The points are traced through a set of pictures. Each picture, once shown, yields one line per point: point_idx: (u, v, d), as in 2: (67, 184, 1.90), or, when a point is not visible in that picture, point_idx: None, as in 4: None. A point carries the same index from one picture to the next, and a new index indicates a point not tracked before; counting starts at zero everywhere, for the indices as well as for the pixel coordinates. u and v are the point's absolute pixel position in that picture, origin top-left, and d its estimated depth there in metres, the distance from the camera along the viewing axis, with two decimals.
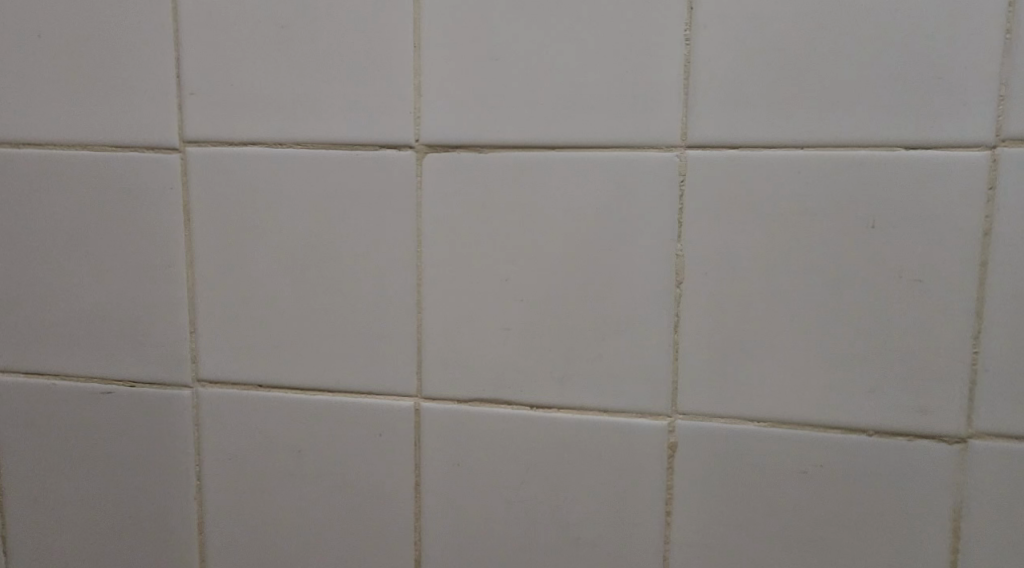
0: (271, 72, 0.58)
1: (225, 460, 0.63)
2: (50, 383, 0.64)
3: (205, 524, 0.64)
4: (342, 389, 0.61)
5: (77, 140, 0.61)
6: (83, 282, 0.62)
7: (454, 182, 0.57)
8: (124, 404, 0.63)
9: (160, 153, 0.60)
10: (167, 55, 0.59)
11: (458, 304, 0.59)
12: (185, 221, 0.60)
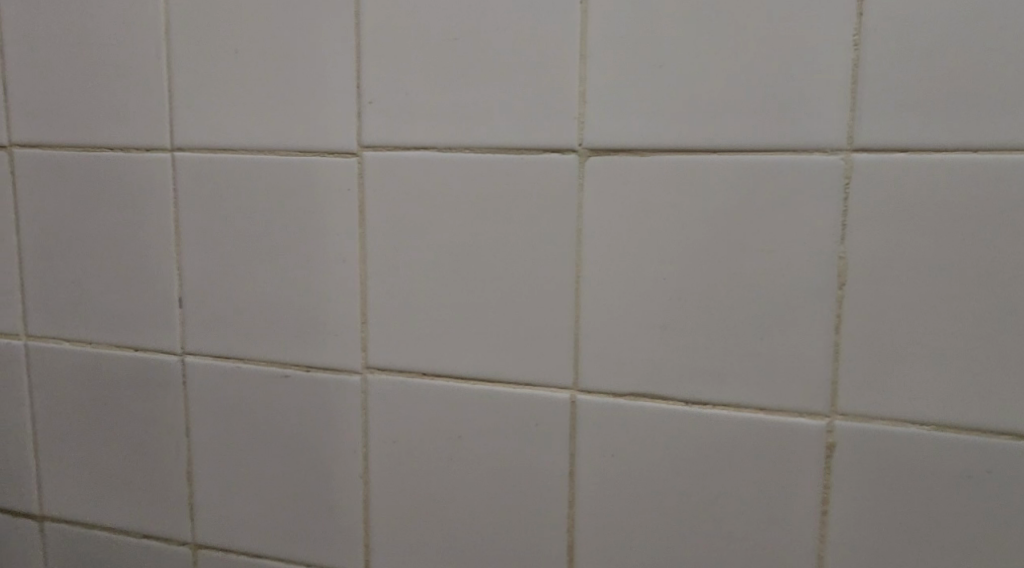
0: (443, 81, 0.62)
1: (390, 441, 0.67)
2: (235, 366, 0.70)
3: (370, 502, 0.68)
4: (500, 380, 0.64)
5: (267, 146, 0.66)
6: (267, 274, 0.68)
7: (615, 184, 0.60)
8: (300, 387, 0.69)
9: (340, 156, 0.65)
10: (348, 68, 0.64)
11: (616, 302, 0.61)
12: (360, 219, 0.65)
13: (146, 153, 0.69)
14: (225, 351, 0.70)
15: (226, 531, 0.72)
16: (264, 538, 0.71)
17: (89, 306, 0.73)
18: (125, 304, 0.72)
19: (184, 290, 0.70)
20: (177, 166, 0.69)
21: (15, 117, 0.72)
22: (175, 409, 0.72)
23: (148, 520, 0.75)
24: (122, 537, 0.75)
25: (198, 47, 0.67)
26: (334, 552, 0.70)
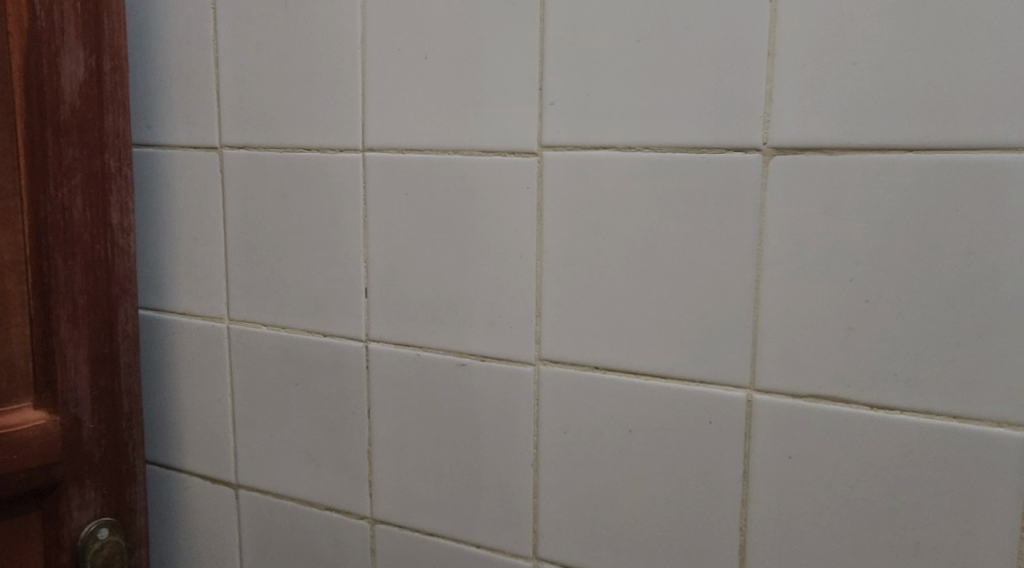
0: (626, 82, 0.63)
1: (561, 432, 0.69)
2: (415, 353, 0.74)
3: (540, 489, 0.70)
4: (674, 376, 0.65)
5: (450, 145, 0.70)
6: (447, 268, 0.71)
7: (804, 183, 0.60)
8: (475, 376, 0.71)
9: (521, 156, 0.67)
10: (531, 70, 0.66)
11: (800, 302, 0.61)
12: (538, 216, 0.67)
13: (340, 153, 0.74)
14: (406, 340, 0.74)
15: (402, 509, 0.76)
16: (437, 518, 0.75)
17: (285, 294, 0.79)
18: (317, 293, 0.77)
19: (370, 281, 0.75)
20: (367, 165, 0.73)
21: (227, 120, 0.79)
22: (358, 392, 0.77)
23: (331, 495, 0.80)
24: (307, 509, 0.81)
25: (389, 53, 0.71)
26: (503, 536, 0.72)
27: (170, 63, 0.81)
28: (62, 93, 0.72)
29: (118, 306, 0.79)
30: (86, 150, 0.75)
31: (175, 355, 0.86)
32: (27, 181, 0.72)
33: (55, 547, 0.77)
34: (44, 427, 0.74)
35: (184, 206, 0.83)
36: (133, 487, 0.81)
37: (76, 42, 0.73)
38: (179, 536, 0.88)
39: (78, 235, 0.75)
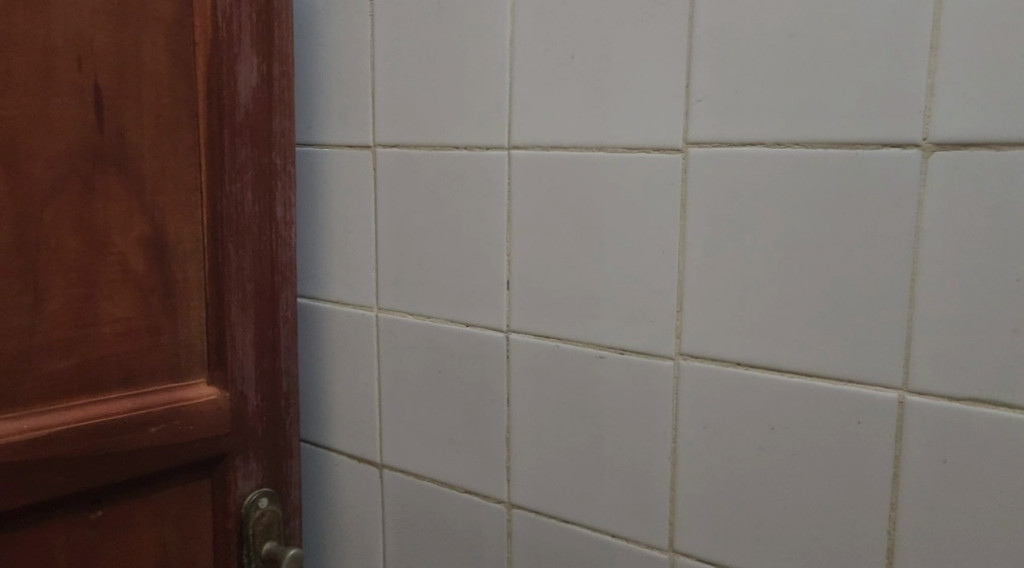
0: (776, 79, 0.63)
1: (701, 427, 0.70)
2: (555, 346, 0.76)
3: (677, 483, 0.71)
4: (819, 374, 0.64)
5: (595, 143, 0.71)
6: (589, 263, 0.73)
7: (965, 180, 0.59)
8: (615, 369, 0.73)
9: (666, 153, 0.68)
10: (678, 69, 0.67)
11: (956, 301, 0.59)
12: (682, 213, 0.68)
13: (487, 150, 0.77)
14: (547, 332, 0.76)
15: (539, 496, 0.79)
16: (573, 507, 0.77)
17: (432, 286, 0.83)
18: (462, 286, 0.81)
19: (513, 275, 0.77)
20: (512, 163, 0.76)
21: (381, 120, 0.84)
22: (499, 381, 0.79)
23: (471, 479, 0.83)
24: (448, 492, 0.85)
25: (537, 54, 0.73)
26: (639, 527, 0.73)
27: (330, 67, 0.86)
28: (238, 96, 0.79)
29: (281, 293, 0.85)
30: (257, 149, 0.81)
31: (329, 342, 0.91)
32: (207, 177, 0.78)
33: (222, 513, 0.83)
34: (216, 403, 0.80)
35: (340, 201, 0.88)
36: (289, 462, 0.87)
37: (251, 49, 0.79)
38: (328, 512, 0.94)
39: (248, 227, 0.81)
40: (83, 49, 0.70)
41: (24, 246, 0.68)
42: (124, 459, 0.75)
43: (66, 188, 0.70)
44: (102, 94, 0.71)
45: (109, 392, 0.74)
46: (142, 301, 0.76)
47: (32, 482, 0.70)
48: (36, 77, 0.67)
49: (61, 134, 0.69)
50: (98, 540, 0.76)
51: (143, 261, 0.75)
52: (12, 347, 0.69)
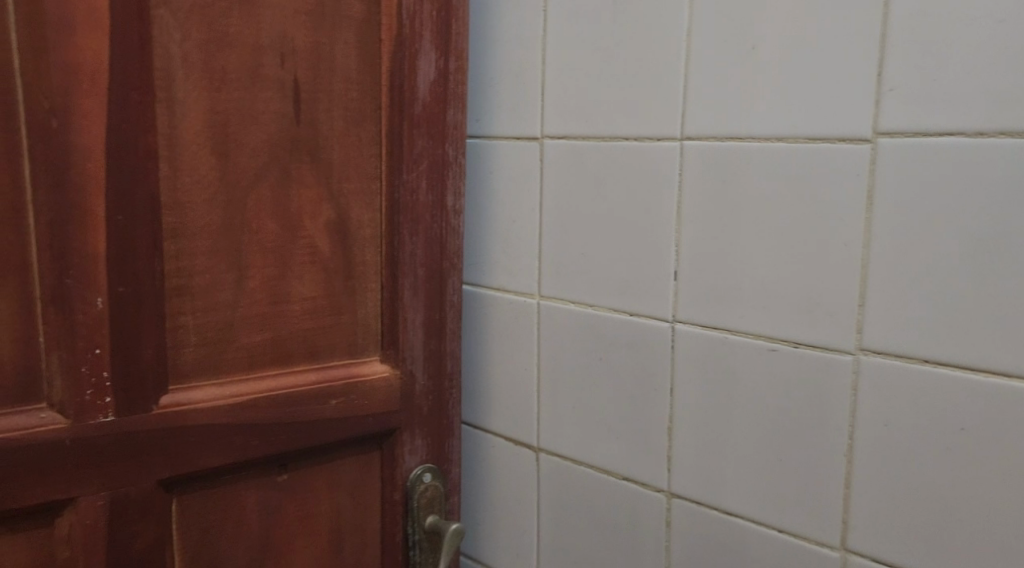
0: (980, 66, 0.62)
1: (880, 425, 0.68)
2: (724, 337, 0.75)
3: (852, 480, 0.70)
4: (1020, 374, 0.62)
5: (773, 134, 0.71)
6: (763, 254, 0.72)
7: None
8: (787, 363, 0.72)
9: (852, 143, 0.67)
10: (868, 58, 0.66)
11: None
12: (867, 205, 0.67)
13: (657, 141, 0.77)
14: (715, 323, 0.76)
15: (701, 486, 0.79)
16: (738, 499, 0.76)
17: (597, 275, 0.84)
18: (626, 276, 0.81)
19: (680, 265, 0.77)
20: (684, 153, 0.76)
21: (551, 112, 0.85)
22: (663, 371, 0.80)
23: (630, 467, 0.84)
24: (606, 478, 0.86)
25: (714, 46, 0.73)
26: (809, 524, 0.73)
27: (501, 61, 0.89)
28: (417, 90, 0.83)
29: (448, 279, 0.88)
30: (432, 140, 0.84)
31: (491, 327, 0.94)
32: (386, 167, 0.82)
33: (389, 485, 0.88)
34: (387, 380, 0.85)
35: (506, 192, 0.91)
36: (450, 441, 0.91)
37: (430, 45, 0.83)
38: (485, 491, 0.97)
39: (421, 214, 0.85)
40: (285, 47, 0.75)
41: (231, 228, 0.74)
42: (308, 428, 0.80)
43: (266, 175, 0.75)
44: (300, 89, 0.76)
45: (296, 365, 0.80)
46: (326, 282, 0.81)
47: (231, 443, 0.76)
48: (247, 72, 0.73)
49: (264, 125, 0.75)
50: (284, 501, 0.81)
51: (329, 244, 0.80)
52: (218, 320, 0.74)
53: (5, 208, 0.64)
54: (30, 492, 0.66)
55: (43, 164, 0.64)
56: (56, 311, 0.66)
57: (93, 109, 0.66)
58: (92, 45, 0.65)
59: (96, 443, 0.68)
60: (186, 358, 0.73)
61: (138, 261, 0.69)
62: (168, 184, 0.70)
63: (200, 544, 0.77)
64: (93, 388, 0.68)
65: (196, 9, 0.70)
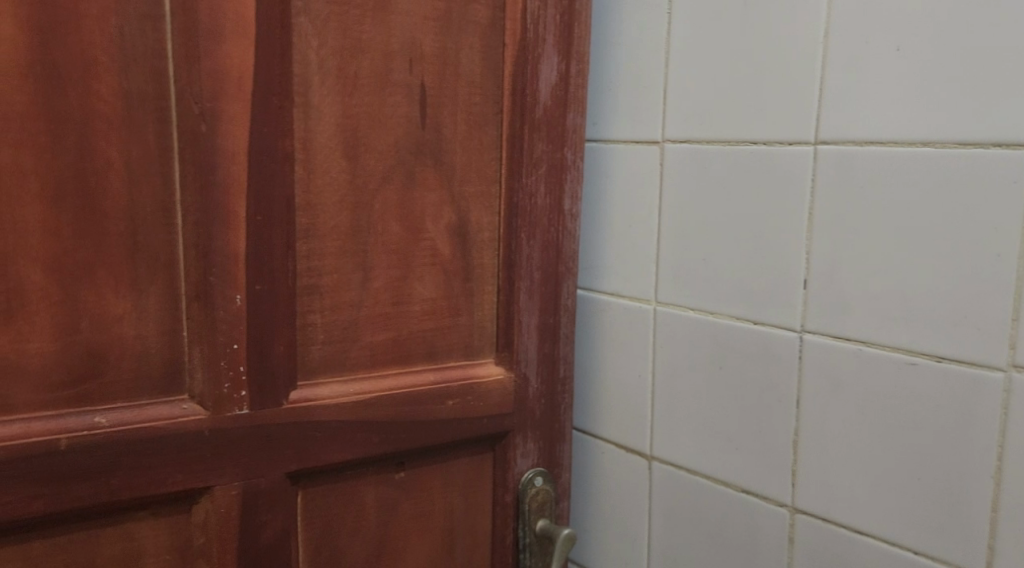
0: None
1: None
2: (858, 348, 0.73)
3: (1000, 502, 0.66)
4: None
5: (918, 138, 0.68)
6: (902, 263, 0.70)
7: None
8: (929, 377, 0.69)
9: (1009, 148, 0.64)
10: None
11: None
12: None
13: (788, 146, 0.75)
14: (847, 334, 0.73)
15: (828, 502, 0.76)
16: (869, 516, 0.74)
17: (719, 281, 0.82)
18: (750, 283, 0.79)
19: (810, 272, 0.75)
20: (818, 158, 0.74)
21: (673, 115, 0.84)
22: (788, 381, 0.78)
23: (750, 479, 0.81)
24: (723, 489, 0.84)
25: (854, 47, 0.71)
26: (950, 547, 0.69)
27: (622, 64, 0.88)
28: (539, 95, 0.83)
29: (563, 282, 0.88)
30: (551, 144, 0.84)
31: (602, 332, 0.93)
32: (506, 170, 0.83)
33: (502, 487, 0.88)
34: (502, 382, 0.85)
35: (621, 196, 0.90)
36: (561, 445, 0.91)
37: (553, 49, 0.83)
38: (591, 498, 0.96)
39: (539, 218, 0.85)
40: (414, 53, 0.76)
41: (358, 229, 0.76)
42: (426, 427, 0.81)
43: (392, 178, 0.77)
44: (426, 93, 0.77)
45: (415, 365, 0.81)
46: (446, 283, 0.82)
47: (353, 440, 0.78)
48: (377, 78, 0.75)
49: (391, 129, 0.76)
50: (401, 497, 0.82)
51: (449, 246, 0.81)
52: (344, 319, 0.76)
53: (156, 208, 0.67)
54: (171, 479, 0.69)
55: (192, 166, 0.67)
56: (199, 307, 0.69)
57: (238, 113, 0.68)
58: (239, 53, 0.67)
59: (231, 435, 0.71)
60: (314, 355, 0.75)
61: (274, 260, 0.71)
62: (302, 187, 0.72)
63: (321, 537, 0.78)
64: (230, 380, 0.71)
65: (333, 16, 0.72)
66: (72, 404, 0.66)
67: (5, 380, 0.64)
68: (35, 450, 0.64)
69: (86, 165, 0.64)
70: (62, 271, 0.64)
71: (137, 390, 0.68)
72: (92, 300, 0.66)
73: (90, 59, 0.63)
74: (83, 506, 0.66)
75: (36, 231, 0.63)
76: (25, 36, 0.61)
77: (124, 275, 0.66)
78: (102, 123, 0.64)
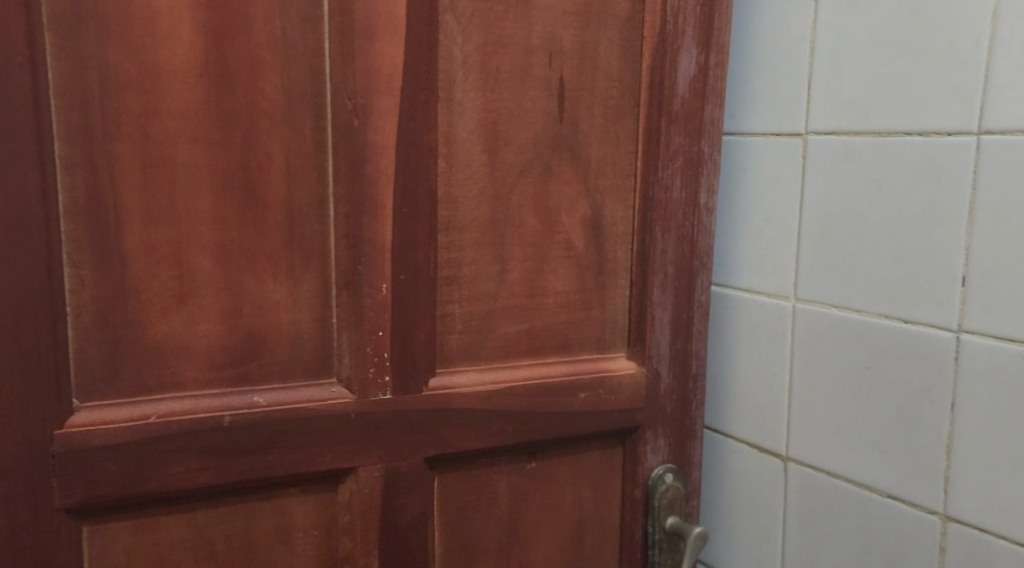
0: None
1: None
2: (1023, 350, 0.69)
3: None
4: None
5: None
6: None
7: None
8: None
9: None
10: None
11: None
12: None
13: (947, 136, 0.72)
14: (1011, 334, 0.70)
15: (987, 511, 0.72)
16: None
17: (865, 278, 0.79)
18: (899, 280, 0.76)
19: (970, 269, 0.72)
20: (981, 149, 0.70)
21: (818, 105, 0.81)
22: (942, 383, 0.74)
23: (896, 484, 0.78)
24: (866, 493, 0.81)
25: None
26: None
27: (763, 55, 0.86)
28: (677, 87, 0.82)
29: (697, 278, 0.86)
30: (689, 137, 0.83)
31: (736, 328, 0.91)
32: (642, 164, 0.82)
33: (631, 482, 0.88)
34: (634, 376, 0.85)
35: (759, 189, 0.88)
36: (692, 442, 0.90)
37: (693, 41, 0.82)
38: (721, 497, 0.95)
39: (674, 212, 0.84)
40: (554, 47, 0.77)
41: (496, 222, 0.77)
42: (558, 419, 0.82)
43: (530, 172, 0.78)
44: (565, 87, 0.78)
45: (549, 357, 0.82)
46: (580, 276, 0.82)
47: (488, 429, 0.79)
48: (518, 73, 0.76)
49: (531, 123, 0.77)
50: (532, 488, 0.83)
51: (584, 240, 0.82)
52: (481, 310, 0.78)
53: (311, 200, 0.70)
54: (320, 459, 0.73)
55: (345, 160, 0.70)
56: (348, 295, 0.72)
57: (388, 109, 0.71)
58: (390, 51, 0.70)
59: (375, 418, 0.74)
60: (452, 344, 0.77)
61: (418, 251, 0.74)
62: (444, 180, 0.74)
63: (455, 523, 0.80)
64: (375, 366, 0.73)
65: (478, 13, 0.73)
66: (234, 383, 0.70)
67: (176, 360, 0.68)
68: (201, 426, 0.68)
69: (250, 159, 0.68)
70: (228, 259, 0.68)
71: (291, 372, 0.72)
72: (253, 287, 0.69)
73: (257, 59, 0.67)
74: (241, 480, 0.70)
75: (205, 221, 0.67)
76: (201, 39, 0.65)
77: (282, 263, 0.70)
78: (265, 119, 0.68)
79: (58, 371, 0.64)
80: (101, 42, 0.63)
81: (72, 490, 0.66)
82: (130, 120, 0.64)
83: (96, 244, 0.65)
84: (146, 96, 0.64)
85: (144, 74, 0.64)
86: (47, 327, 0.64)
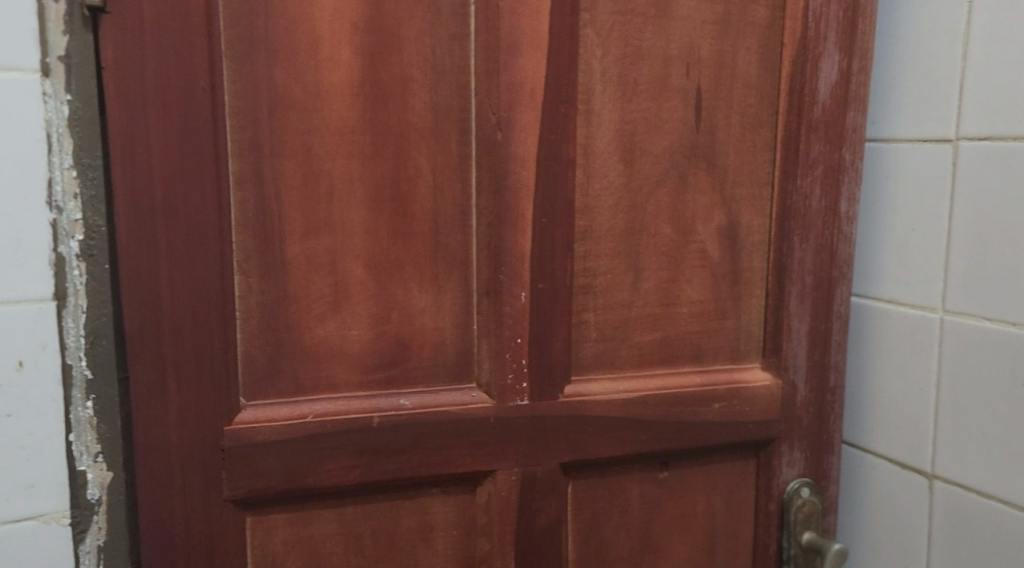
0: None
1: None
2: None
3: None
4: None
5: None
6: None
7: None
8: None
9: None
10: None
11: None
12: None
13: None
14: None
15: None
16: None
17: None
18: None
19: None
20: None
21: (970, 110, 0.78)
22: None
23: None
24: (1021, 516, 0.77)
25: None
26: None
27: (909, 59, 0.84)
28: (818, 93, 0.80)
29: (838, 287, 0.84)
30: (830, 145, 0.81)
31: (877, 341, 0.88)
32: (780, 173, 0.81)
33: (766, 495, 0.86)
34: (769, 388, 0.84)
35: (904, 196, 0.85)
36: (830, 456, 0.87)
37: (835, 46, 0.80)
38: (858, 514, 0.92)
39: (814, 220, 0.82)
40: (692, 56, 0.77)
41: (632, 231, 0.78)
42: (692, 429, 0.82)
43: (666, 181, 0.78)
44: (702, 97, 0.78)
45: (683, 366, 0.82)
46: (715, 286, 0.82)
47: (623, 436, 0.79)
48: (656, 84, 0.76)
49: (668, 133, 0.77)
50: (665, 496, 0.83)
51: (719, 249, 0.81)
52: (616, 318, 0.79)
53: (456, 211, 0.73)
54: (459, 460, 0.75)
55: (488, 172, 0.72)
56: (489, 303, 0.74)
57: (529, 122, 0.72)
58: (532, 65, 0.72)
59: (512, 423, 0.76)
60: (588, 352, 0.78)
61: (555, 260, 0.75)
62: (582, 191, 0.76)
63: (589, 528, 0.81)
64: (513, 372, 0.75)
65: (616, 26, 0.74)
66: (382, 386, 0.73)
67: (330, 362, 0.72)
68: (351, 426, 0.72)
69: (400, 172, 0.71)
70: (377, 267, 0.72)
71: (434, 376, 0.74)
72: (401, 295, 0.73)
73: (408, 77, 0.70)
74: (387, 479, 0.74)
75: (356, 231, 0.71)
76: (358, 60, 0.69)
77: (427, 271, 0.73)
78: (414, 134, 0.71)
79: (229, 372, 0.69)
80: (270, 65, 0.67)
81: (238, 482, 0.70)
82: (293, 137, 0.69)
83: (262, 254, 0.69)
84: (308, 115, 0.69)
85: (306, 94, 0.68)
86: (220, 331, 0.69)
